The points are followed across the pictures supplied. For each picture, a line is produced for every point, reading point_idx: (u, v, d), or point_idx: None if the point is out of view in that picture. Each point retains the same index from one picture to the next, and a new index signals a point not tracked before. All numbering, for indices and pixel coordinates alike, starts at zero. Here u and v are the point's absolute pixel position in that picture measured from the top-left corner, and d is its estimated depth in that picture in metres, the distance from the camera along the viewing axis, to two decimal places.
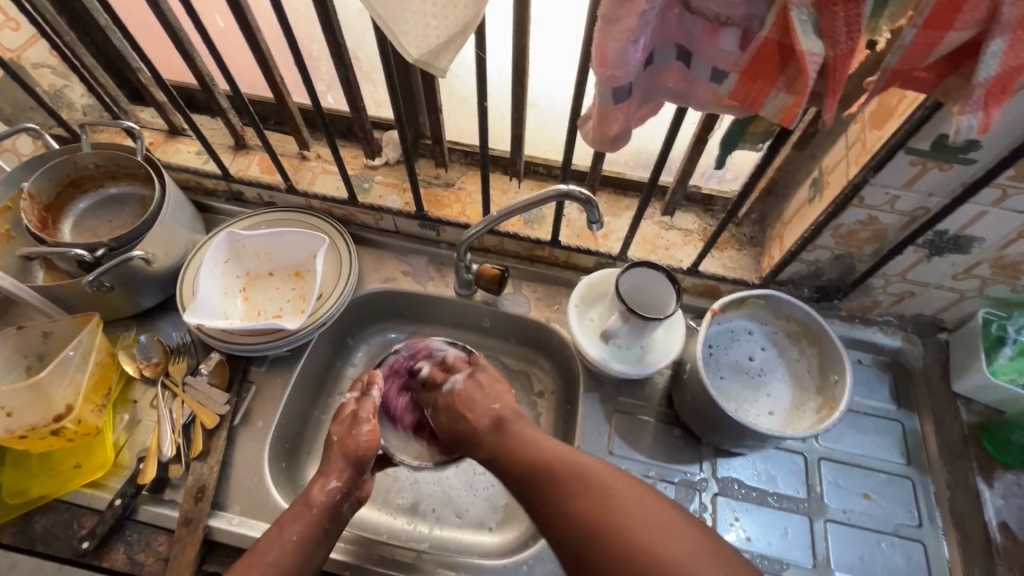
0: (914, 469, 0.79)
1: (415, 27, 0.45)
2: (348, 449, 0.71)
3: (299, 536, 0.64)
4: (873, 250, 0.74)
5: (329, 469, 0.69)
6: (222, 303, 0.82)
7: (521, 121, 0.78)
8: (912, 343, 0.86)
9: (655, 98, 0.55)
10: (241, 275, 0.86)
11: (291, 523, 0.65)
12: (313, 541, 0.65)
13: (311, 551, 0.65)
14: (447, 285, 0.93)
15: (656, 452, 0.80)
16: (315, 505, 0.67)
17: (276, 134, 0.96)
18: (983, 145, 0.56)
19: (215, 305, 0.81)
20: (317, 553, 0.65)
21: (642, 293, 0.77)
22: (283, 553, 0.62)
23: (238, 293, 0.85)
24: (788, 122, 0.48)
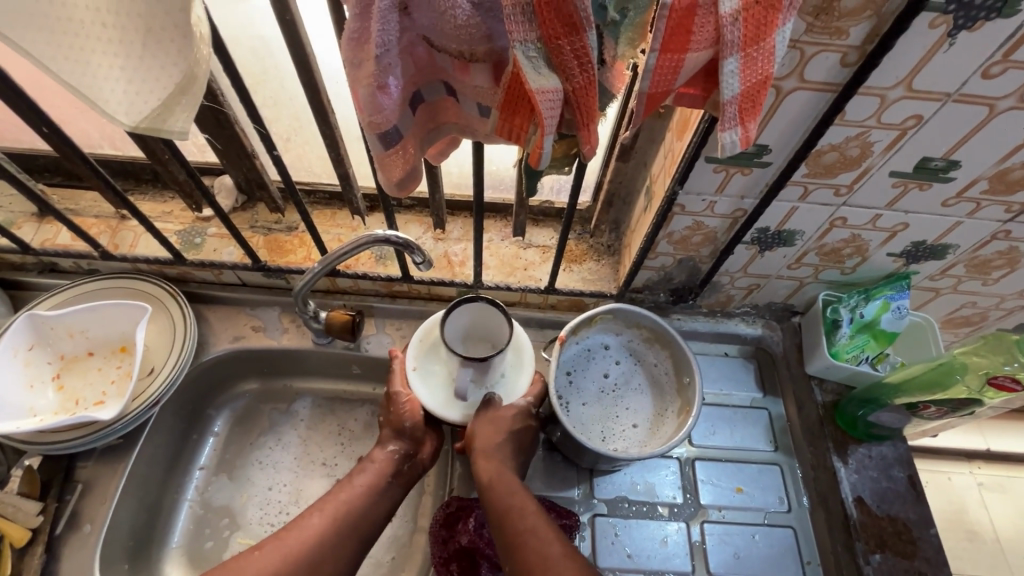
0: (781, 454, 0.82)
1: (116, 96, 0.40)
2: (397, 422, 0.73)
3: (369, 482, 0.69)
4: (709, 251, 0.74)
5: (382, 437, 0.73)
6: (29, 398, 0.73)
7: (344, 159, 0.73)
8: (772, 329, 0.88)
9: (442, 136, 0.52)
10: (53, 360, 0.77)
11: (358, 474, 0.70)
12: (378, 494, 0.69)
13: (379, 496, 0.69)
14: (304, 335, 0.87)
15: (535, 479, 0.78)
16: (376, 459, 0.71)
17: (90, 194, 0.86)
18: (771, 149, 0.57)
19: (17, 402, 0.71)
20: (383, 501, 0.69)
21: (473, 330, 0.73)
22: (350, 497, 0.68)
23: (51, 382, 0.76)
24: (537, 163, 0.43)
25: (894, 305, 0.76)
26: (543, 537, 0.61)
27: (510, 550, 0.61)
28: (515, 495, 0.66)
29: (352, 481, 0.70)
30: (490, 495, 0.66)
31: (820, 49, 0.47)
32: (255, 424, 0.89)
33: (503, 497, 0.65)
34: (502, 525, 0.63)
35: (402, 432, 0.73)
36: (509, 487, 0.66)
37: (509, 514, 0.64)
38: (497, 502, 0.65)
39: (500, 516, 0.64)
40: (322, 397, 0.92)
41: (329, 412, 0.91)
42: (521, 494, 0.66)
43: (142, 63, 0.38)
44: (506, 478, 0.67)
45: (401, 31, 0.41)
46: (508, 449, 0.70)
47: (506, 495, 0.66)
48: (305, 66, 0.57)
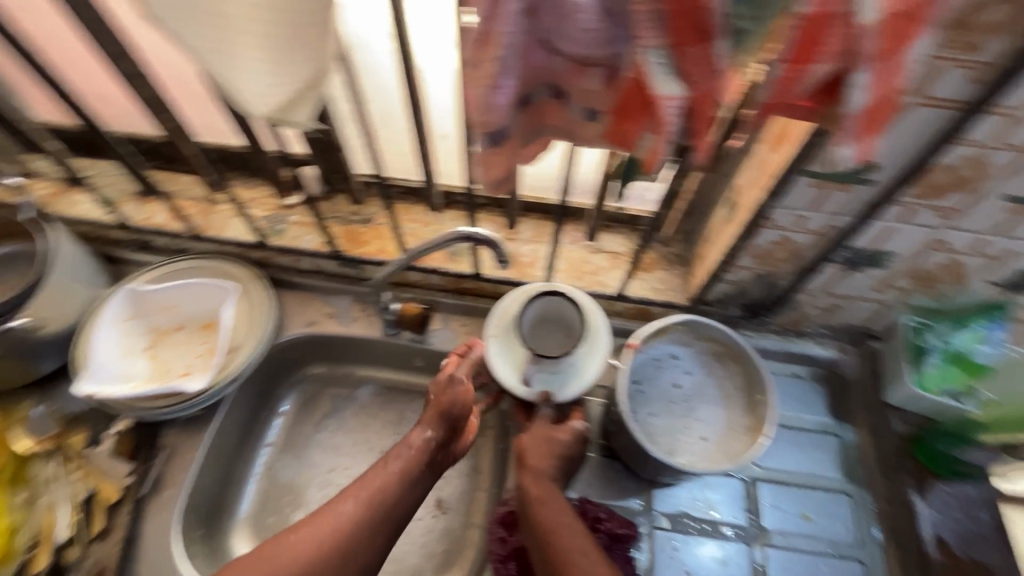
0: (851, 484, 0.79)
1: (254, 85, 0.42)
2: (444, 408, 0.72)
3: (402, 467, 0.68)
4: (792, 268, 0.72)
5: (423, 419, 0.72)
6: (124, 365, 0.78)
7: (429, 155, 0.75)
8: (847, 353, 0.85)
9: (542, 136, 0.52)
10: (146, 331, 0.81)
11: (393, 458, 0.69)
12: (410, 477, 0.68)
13: (421, 475, 0.69)
14: (373, 325, 0.89)
15: (593, 486, 0.77)
16: (413, 445, 0.70)
17: (185, 177, 0.91)
18: (878, 166, 0.55)
19: (114, 367, 0.76)
20: (415, 490, 0.69)
21: (552, 318, 0.76)
22: (388, 481, 0.67)
23: (142, 352, 0.80)
24: (652, 167, 0.46)
25: (989, 337, 0.71)
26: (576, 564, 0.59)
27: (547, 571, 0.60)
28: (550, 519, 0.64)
29: (387, 466, 0.68)
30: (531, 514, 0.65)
31: (949, 65, 0.45)
32: (319, 407, 0.92)
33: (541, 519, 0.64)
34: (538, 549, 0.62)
35: (446, 418, 0.72)
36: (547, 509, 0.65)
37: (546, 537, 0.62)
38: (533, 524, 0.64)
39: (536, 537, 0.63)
40: (385, 385, 0.94)
41: (390, 400, 0.93)
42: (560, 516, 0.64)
43: (282, 56, 0.40)
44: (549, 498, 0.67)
45: (524, 33, 0.41)
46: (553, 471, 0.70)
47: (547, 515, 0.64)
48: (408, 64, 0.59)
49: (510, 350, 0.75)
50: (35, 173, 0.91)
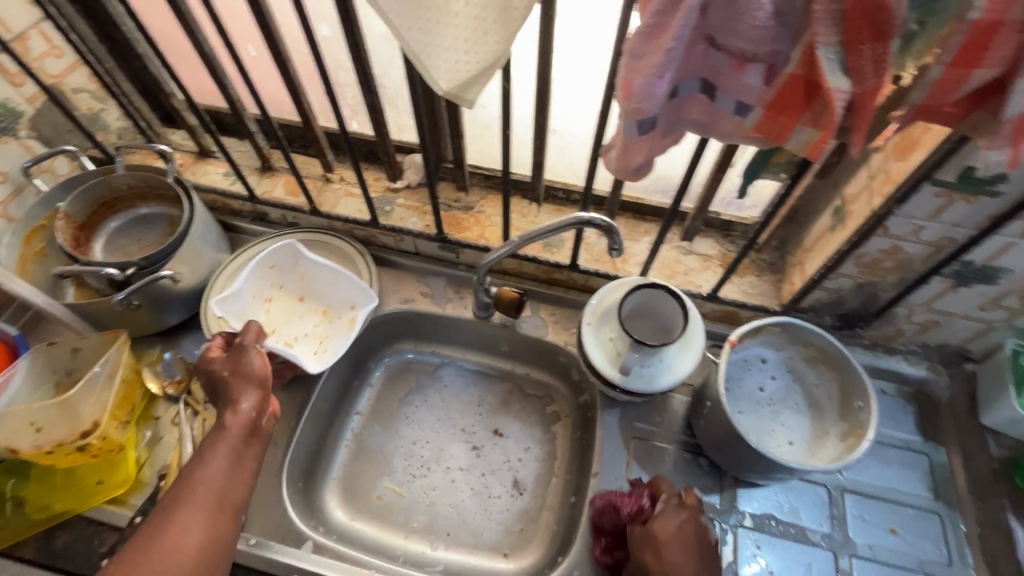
0: (942, 504, 0.77)
1: (447, 63, 0.47)
2: (242, 374, 0.66)
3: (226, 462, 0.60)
4: (897, 279, 0.73)
5: (238, 392, 0.65)
6: (248, 306, 0.86)
7: (542, 148, 0.80)
8: (938, 374, 0.83)
9: (679, 129, 0.55)
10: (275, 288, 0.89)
11: (211, 445, 0.61)
12: (239, 468, 0.61)
13: (239, 470, 0.61)
14: (465, 307, 0.93)
15: (676, 479, 0.79)
16: (240, 427, 0.63)
17: (302, 157, 0.98)
18: (1010, 178, 0.56)
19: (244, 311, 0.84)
20: (244, 468, 0.62)
21: (648, 310, 0.79)
22: (212, 487, 0.59)
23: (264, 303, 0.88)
24: (813, 156, 0.49)
25: None
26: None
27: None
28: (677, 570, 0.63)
29: (202, 465, 0.60)
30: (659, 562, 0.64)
31: None
32: (405, 381, 0.97)
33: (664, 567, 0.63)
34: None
35: (256, 383, 0.66)
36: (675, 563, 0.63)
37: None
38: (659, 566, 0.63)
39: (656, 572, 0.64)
40: (468, 367, 0.98)
41: (473, 381, 0.97)
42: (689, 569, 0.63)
43: (477, 40, 0.46)
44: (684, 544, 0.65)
45: (693, 28, 0.44)
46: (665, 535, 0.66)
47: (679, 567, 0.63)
48: (548, 57, 0.64)
49: (604, 338, 0.79)
50: (172, 144, 1.00)
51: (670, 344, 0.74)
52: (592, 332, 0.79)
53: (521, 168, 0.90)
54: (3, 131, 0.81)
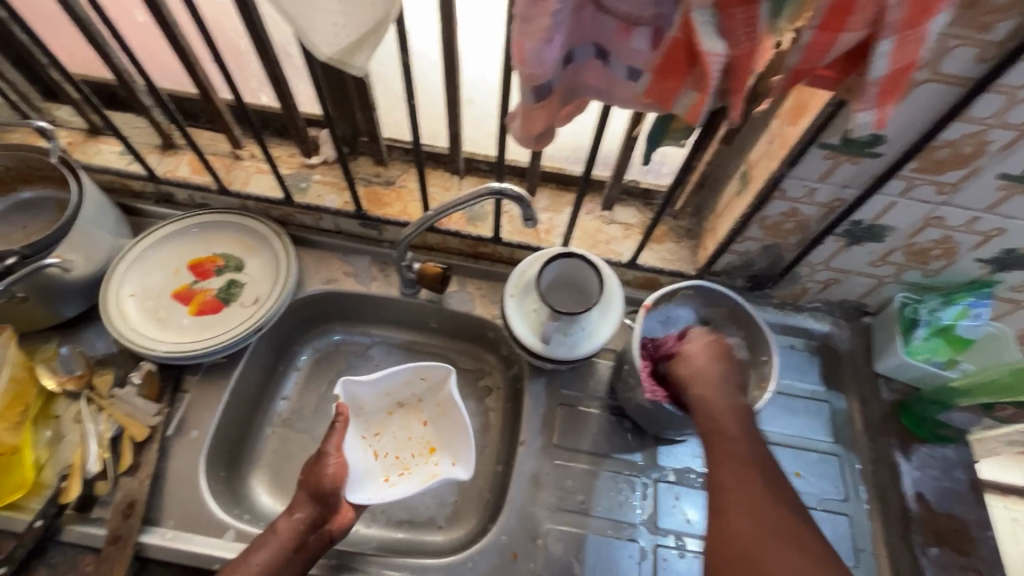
0: (841, 447, 0.84)
1: (324, 27, 0.44)
2: (312, 483, 0.69)
3: (270, 560, 0.64)
4: (798, 240, 0.77)
5: (295, 502, 0.68)
6: (372, 402, 0.84)
7: (457, 119, 0.78)
8: (841, 327, 0.90)
9: (579, 96, 0.55)
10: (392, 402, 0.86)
11: (256, 550, 0.64)
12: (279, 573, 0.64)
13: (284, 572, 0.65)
14: (390, 284, 0.91)
15: (600, 441, 0.81)
16: (294, 542, 0.66)
17: (207, 133, 0.92)
18: (886, 139, 0.59)
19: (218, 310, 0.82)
20: None
21: (569, 280, 0.80)
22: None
23: (383, 411, 0.86)
24: (694, 120, 0.49)
25: (972, 311, 0.77)
26: (781, 532, 0.56)
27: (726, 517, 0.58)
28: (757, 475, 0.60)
29: (249, 560, 0.64)
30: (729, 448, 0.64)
31: (959, 42, 0.49)
32: (333, 363, 0.95)
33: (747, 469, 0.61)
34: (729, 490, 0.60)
35: (310, 495, 0.69)
36: (736, 462, 0.62)
37: (768, 487, 0.59)
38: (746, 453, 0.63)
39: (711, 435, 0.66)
40: (398, 345, 0.97)
41: (404, 359, 0.96)
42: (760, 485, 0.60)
43: (352, 2, 0.43)
44: (735, 407, 0.68)
45: None
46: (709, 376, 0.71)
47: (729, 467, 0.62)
48: (450, 24, 0.62)
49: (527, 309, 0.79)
50: (57, 121, 0.91)
51: (588, 311, 0.75)
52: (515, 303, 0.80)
53: (441, 140, 0.88)
54: None
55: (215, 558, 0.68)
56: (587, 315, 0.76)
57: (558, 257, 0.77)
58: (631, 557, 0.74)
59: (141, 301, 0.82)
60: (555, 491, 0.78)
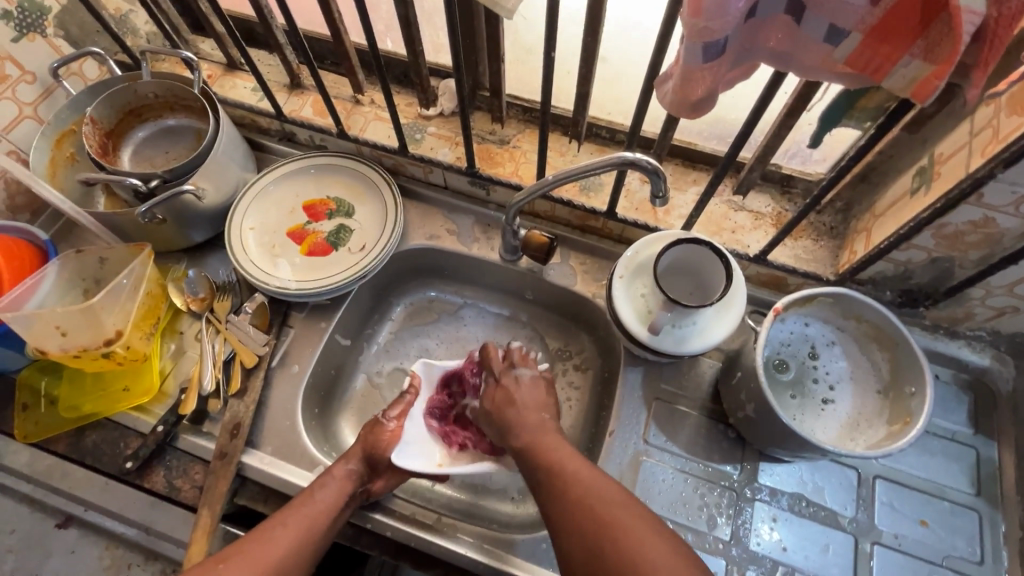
0: (983, 502, 0.72)
1: None
2: (371, 443, 0.71)
3: (333, 498, 0.65)
4: (980, 256, 0.64)
5: (350, 452, 0.70)
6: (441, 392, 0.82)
7: (589, 78, 0.72)
8: (1003, 363, 0.77)
9: (751, 59, 0.46)
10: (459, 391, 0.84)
11: (320, 487, 0.66)
12: (333, 516, 0.65)
13: (339, 515, 0.66)
14: (492, 248, 0.89)
15: (695, 445, 0.75)
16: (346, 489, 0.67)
17: (332, 75, 0.93)
18: None
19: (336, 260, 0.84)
20: (330, 530, 0.64)
21: (687, 266, 0.73)
22: (315, 515, 0.64)
23: None
24: (921, 98, 0.41)
25: None
26: (609, 493, 0.59)
27: (569, 514, 0.59)
28: (586, 468, 0.62)
29: (312, 497, 0.65)
30: (559, 474, 0.62)
31: None
32: (426, 319, 0.95)
33: (573, 467, 0.63)
34: (563, 513, 0.59)
35: (368, 451, 0.70)
36: (547, 430, 0.69)
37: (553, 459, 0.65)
38: (561, 492, 0.61)
39: (548, 487, 0.63)
40: (490, 310, 0.95)
41: (493, 324, 0.95)
42: (601, 481, 0.60)
43: None
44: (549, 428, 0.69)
45: None
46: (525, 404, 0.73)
47: (556, 450, 0.66)
48: None
49: (635, 293, 0.73)
50: (201, 54, 0.96)
51: (707, 307, 0.68)
52: (623, 285, 0.74)
53: (564, 100, 0.82)
54: (30, 26, 0.78)
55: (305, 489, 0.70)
56: (704, 309, 0.68)
57: (681, 241, 0.70)
58: None
59: (259, 235, 0.85)
60: (640, 488, 0.73)
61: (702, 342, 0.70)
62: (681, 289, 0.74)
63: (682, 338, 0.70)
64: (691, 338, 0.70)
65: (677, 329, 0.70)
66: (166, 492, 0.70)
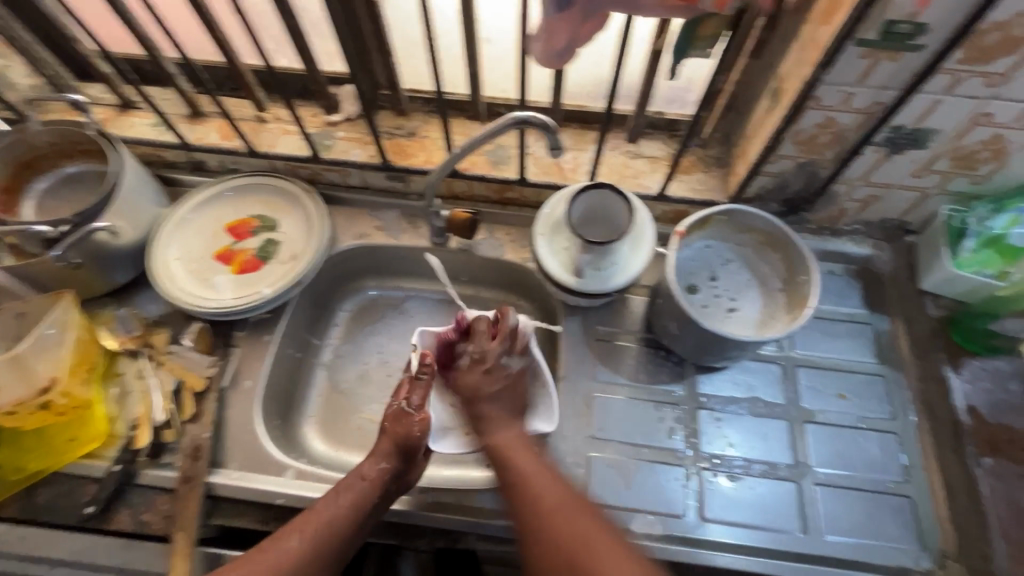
0: (886, 367, 0.82)
1: None
2: (398, 436, 0.73)
3: (355, 500, 0.69)
4: (835, 154, 0.74)
5: (377, 451, 0.72)
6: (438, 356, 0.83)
7: (476, 56, 0.77)
8: (881, 249, 0.88)
9: (602, 10, 0.52)
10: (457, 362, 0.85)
11: (345, 490, 0.69)
12: (363, 513, 0.69)
13: (367, 512, 0.69)
14: (421, 236, 0.93)
15: (638, 373, 0.82)
16: (368, 478, 0.70)
17: (231, 99, 0.94)
18: (930, 28, 0.56)
19: (267, 274, 0.85)
20: (360, 526, 0.69)
21: (598, 211, 0.79)
22: (335, 515, 0.67)
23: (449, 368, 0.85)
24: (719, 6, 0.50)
25: None
26: (580, 511, 0.65)
27: (538, 523, 0.65)
28: (551, 483, 0.68)
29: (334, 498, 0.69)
30: (527, 489, 0.68)
31: None
32: (374, 318, 0.97)
33: (538, 482, 0.68)
34: (532, 517, 0.66)
35: (393, 445, 0.73)
36: (521, 441, 0.72)
37: (523, 477, 0.69)
38: (530, 496, 0.67)
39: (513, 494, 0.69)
40: (433, 297, 0.99)
41: (438, 309, 0.98)
42: (557, 487, 0.68)
43: None
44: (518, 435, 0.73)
45: None
46: (504, 403, 0.76)
47: (527, 462, 0.70)
48: None
49: (558, 247, 0.80)
50: (90, 99, 0.94)
51: (620, 244, 0.75)
52: (547, 242, 0.80)
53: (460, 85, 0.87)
54: None
55: (277, 494, 0.71)
56: (618, 248, 0.76)
57: (586, 189, 0.76)
58: (677, 480, 0.75)
59: (186, 264, 0.85)
60: (598, 419, 0.79)
61: (622, 278, 0.77)
62: (596, 232, 0.80)
63: (603, 277, 0.78)
64: (610, 275, 0.78)
65: (596, 271, 0.77)
66: (134, 530, 0.69)
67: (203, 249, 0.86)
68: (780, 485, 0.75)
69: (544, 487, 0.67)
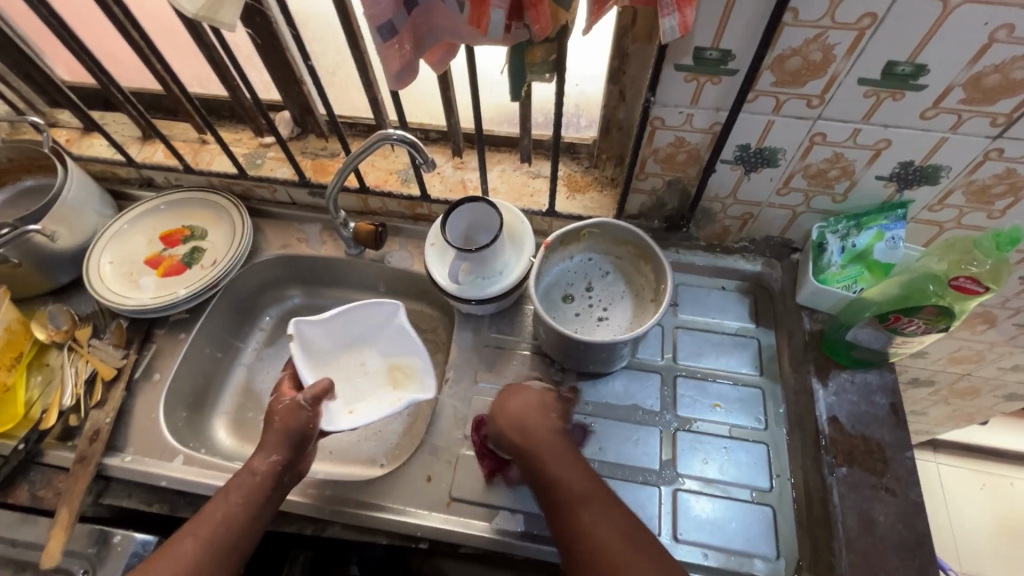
0: (766, 379, 0.84)
1: None
2: (288, 426, 0.72)
3: (242, 500, 0.67)
4: (696, 171, 0.79)
5: (267, 444, 0.71)
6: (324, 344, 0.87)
7: (374, 84, 0.85)
8: (771, 266, 0.90)
9: (440, 39, 0.61)
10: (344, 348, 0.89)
11: (233, 490, 0.67)
12: (255, 507, 0.67)
13: (259, 507, 0.67)
14: (339, 247, 1.00)
15: (521, 378, 0.85)
16: (258, 474, 0.69)
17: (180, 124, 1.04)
18: (735, 54, 0.62)
19: (188, 279, 0.93)
20: (260, 519, 0.67)
21: (481, 224, 0.84)
22: (222, 516, 0.65)
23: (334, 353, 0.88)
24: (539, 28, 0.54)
25: (889, 234, 0.77)
26: (606, 506, 0.62)
27: (567, 520, 0.62)
28: (578, 472, 0.65)
29: (226, 498, 0.67)
30: (555, 485, 0.64)
31: None
32: None
33: (572, 475, 0.64)
34: (560, 509, 0.63)
35: (288, 438, 0.72)
36: (560, 445, 0.67)
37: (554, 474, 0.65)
38: (558, 487, 0.64)
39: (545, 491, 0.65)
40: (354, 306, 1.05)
41: None
42: (586, 481, 0.64)
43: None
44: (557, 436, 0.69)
45: None
46: (531, 409, 0.71)
47: (559, 461, 0.66)
48: None
49: (446, 258, 0.86)
50: (59, 123, 1.07)
51: (494, 254, 0.80)
52: (437, 254, 0.86)
53: None
54: None
55: (161, 476, 0.77)
56: (495, 258, 0.81)
57: (463, 203, 0.82)
58: None
59: (118, 267, 0.94)
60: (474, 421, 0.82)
61: (499, 288, 0.82)
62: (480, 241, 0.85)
63: (479, 286, 0.83)
64: (487, 283, 0.83)
65: (471, 278, 0.83)
66: (29, 504, 0.76)
67: (135, 255, 0.95)
68: (643, 489, 0.76)
69: (581, 477, 0.64)
